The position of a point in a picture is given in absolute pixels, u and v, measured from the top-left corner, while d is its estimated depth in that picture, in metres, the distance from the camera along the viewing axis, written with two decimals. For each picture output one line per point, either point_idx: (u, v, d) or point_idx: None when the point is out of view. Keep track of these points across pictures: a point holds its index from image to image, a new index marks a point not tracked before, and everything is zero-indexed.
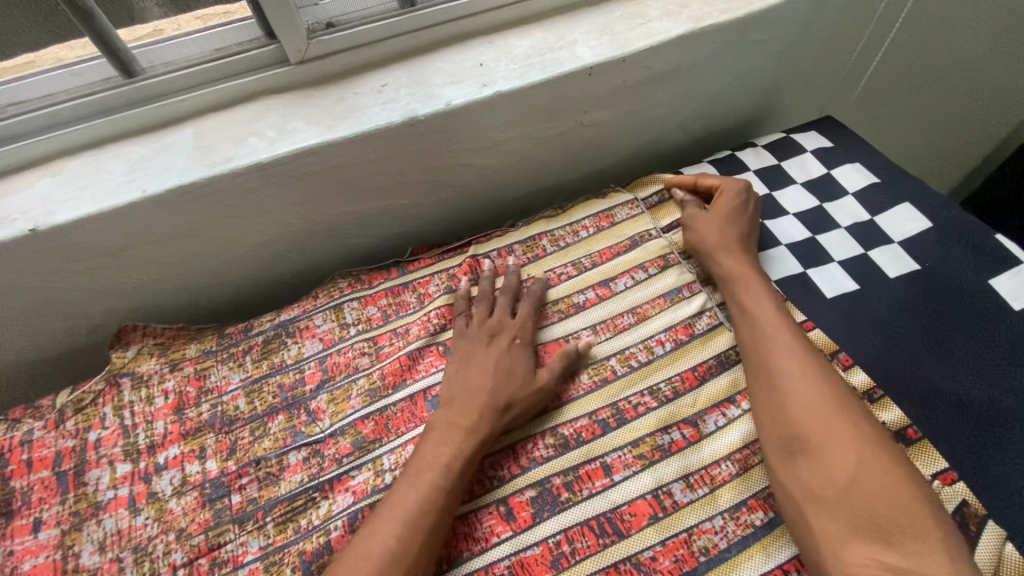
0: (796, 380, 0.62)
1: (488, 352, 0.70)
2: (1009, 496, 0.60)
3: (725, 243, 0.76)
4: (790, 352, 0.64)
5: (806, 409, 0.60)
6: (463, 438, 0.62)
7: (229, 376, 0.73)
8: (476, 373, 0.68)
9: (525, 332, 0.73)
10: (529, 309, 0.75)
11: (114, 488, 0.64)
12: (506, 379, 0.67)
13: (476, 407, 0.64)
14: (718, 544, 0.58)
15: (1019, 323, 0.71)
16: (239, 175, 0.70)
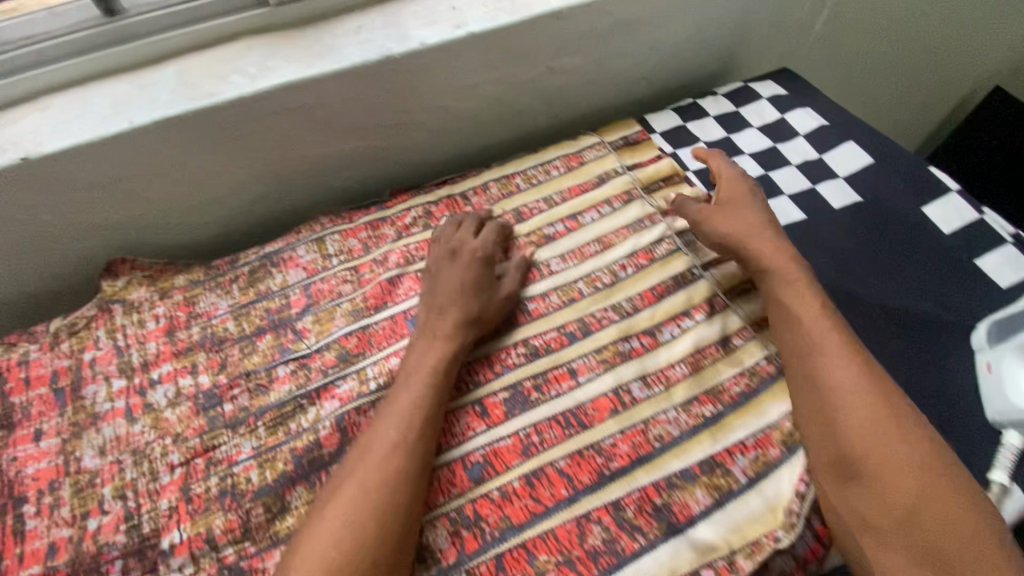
0: (852, 399, 0.58)
1: (456, 267, 0.76)
2: (922, 386, 0.68)
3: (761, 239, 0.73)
4: (845, 368, 0.60)
5: (865, 431, 0.56)
6: (446, 342, 0.69)
7: (217, 302, 0.77)
8: (451, 288, 0.73)
9: (488, 250, 0.78)
10: (492, 232, 0.80)
11: (111, 401, 0.68)
12: (478, 289, 0.74)
13: (452, 315, 0.71)
14: (671, 432, 0.66)
15: (945, 244, 0.79)
16: (223, 109, 0.74)
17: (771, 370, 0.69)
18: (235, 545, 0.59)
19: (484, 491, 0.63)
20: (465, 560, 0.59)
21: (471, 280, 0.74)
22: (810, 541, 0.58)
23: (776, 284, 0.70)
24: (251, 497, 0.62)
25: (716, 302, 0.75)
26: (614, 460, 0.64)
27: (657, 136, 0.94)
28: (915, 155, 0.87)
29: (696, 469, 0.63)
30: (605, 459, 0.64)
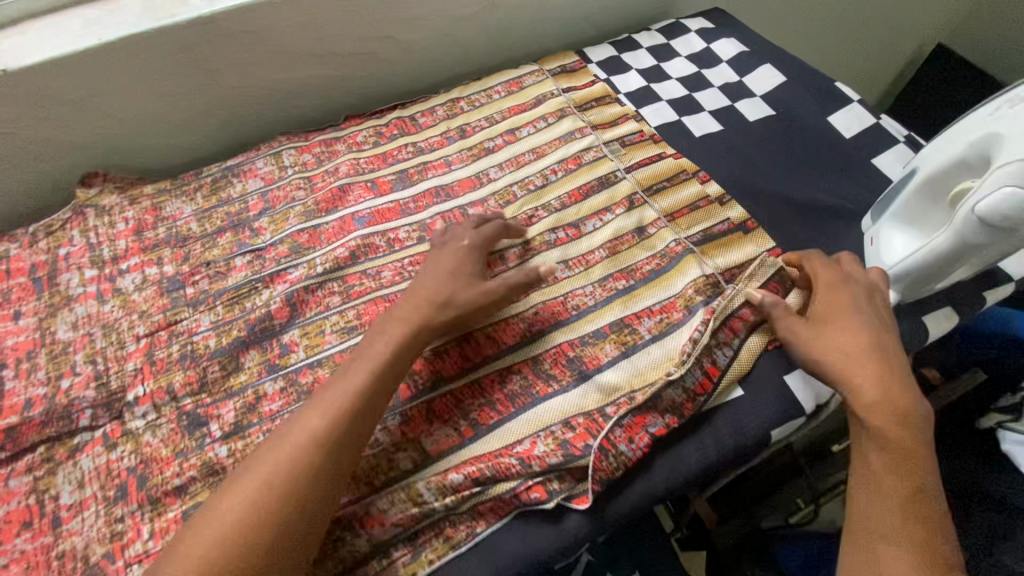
0: (904, 473, 0.53)
1: (442, 258, 0.70)
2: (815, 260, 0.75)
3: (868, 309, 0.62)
4: (912, 451, 0.54)
5: (903, 505, 0.52)
6: (400, 328, 0.62)
7: (182, 207, 0.84)
8: (428, 275, 0.68)
9: (477, 241, 0.72)
10: (493, 230, 0.74)
11: (84, 286, 0.76)
12: (455, 277, 0.67)
13: (417, 303, 0.64)
14: (587, 302, 0.73)
15: (846, 146, 0.87)
16: (184, 28, 0.81)
17: (679, 251, 0.76)
18: (192, 396, 0.67)
19: (417, 353, 0.69)
20: (398, 405, 0.65)
21: (450, 266, 0.68)
22: (700, 377, 0.64)
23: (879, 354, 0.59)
24: (208, 358, 0.69)
25: (635, 199, 0.82)
26: (536, 325, 0.72)
27: (594, 66, 1.02)
28: (824, 75, 0.96)
29: (607, 330, 0.70)
30: (528, 325, 0.71)
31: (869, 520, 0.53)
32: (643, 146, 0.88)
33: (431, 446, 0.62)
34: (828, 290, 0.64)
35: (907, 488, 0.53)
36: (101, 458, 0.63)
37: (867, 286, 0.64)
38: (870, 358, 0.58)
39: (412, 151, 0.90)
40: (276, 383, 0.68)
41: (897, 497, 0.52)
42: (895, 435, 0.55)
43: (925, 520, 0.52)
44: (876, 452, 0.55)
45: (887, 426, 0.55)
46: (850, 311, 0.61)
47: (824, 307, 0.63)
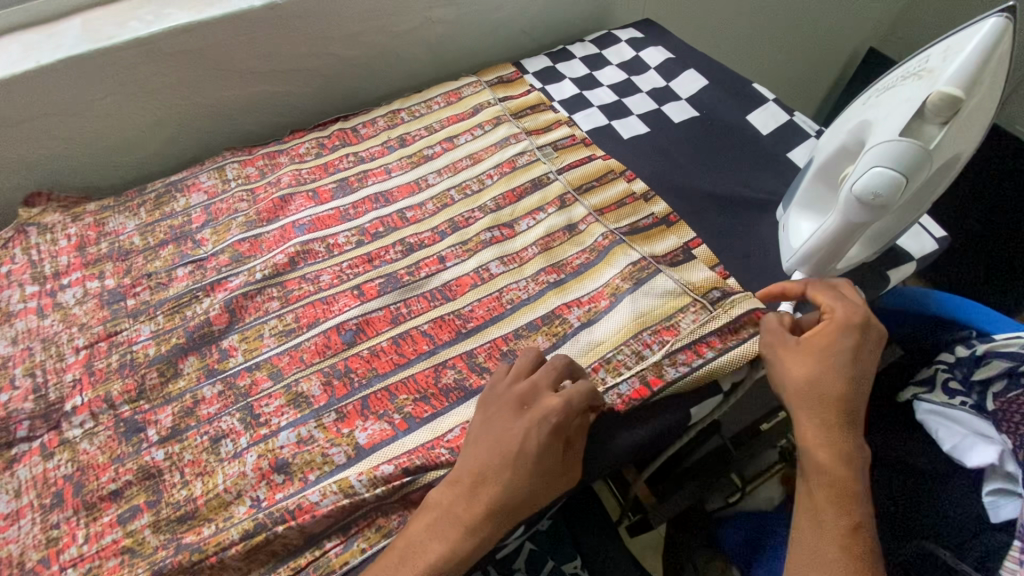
0: (840, 507, 0.53)
1: (523, 433, 0.54)
2: (739, 252, 0.79)
3: (859, 356, 0.56)
4: (850, 488, 0.53)
5: (839, 537, 0.51)
6: (460, 537, 0.52)
7: (125, 222, 0.86)
8: (504, 455, 0.54)
9: (569, 418, 0.55)
10: (586, 387, 0.57)
11: (25, 301, 0.78)
12: (536, 474, 0.53)
13: (485, 502, 0.53)
14: (521, 297, 0.75)
15: (763, 143, 0.92)
16: (122, 49, 0.84)
17: (608, 244, 0.79)
18: (130, 403, 0.68)
19: (354, 351, 0.71)
20: (334, 402, 0.67)
21: (532, 455, 0.53)
22: (635, 384, 0.65)
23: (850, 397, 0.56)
24: (146, 365, 0.71)
25: (566, 198, 0.85)
26: (471, 322, 0.73)
27: (530, 76, 1.06)
28: (742, 77, 1.03)
29: (539, 322, 0.72)
30: (463, 321, 0.73)
31: (809, 546, 0.52)
32: (575, 149, 0.92)
33: (364, 440, 0.63)
34: (834, 328, 0.58)
35: (847, 523, 0.52)
36: (38, 467, 0.65)
37: (873, 327, 0.58)
38: (834, 402, 0.55)
39: (354, 160, 0.93)
40: (214, 386, 0.69)
41: (836, 531, 0.52)
42: (838, 474, 0.53)
43: (860, 556, 0.51)
44: (820, 486, 0.54)
45: (830, 467, 0.54)
46: (839, 354, 0.56)
47: (810, 343, 0.58)
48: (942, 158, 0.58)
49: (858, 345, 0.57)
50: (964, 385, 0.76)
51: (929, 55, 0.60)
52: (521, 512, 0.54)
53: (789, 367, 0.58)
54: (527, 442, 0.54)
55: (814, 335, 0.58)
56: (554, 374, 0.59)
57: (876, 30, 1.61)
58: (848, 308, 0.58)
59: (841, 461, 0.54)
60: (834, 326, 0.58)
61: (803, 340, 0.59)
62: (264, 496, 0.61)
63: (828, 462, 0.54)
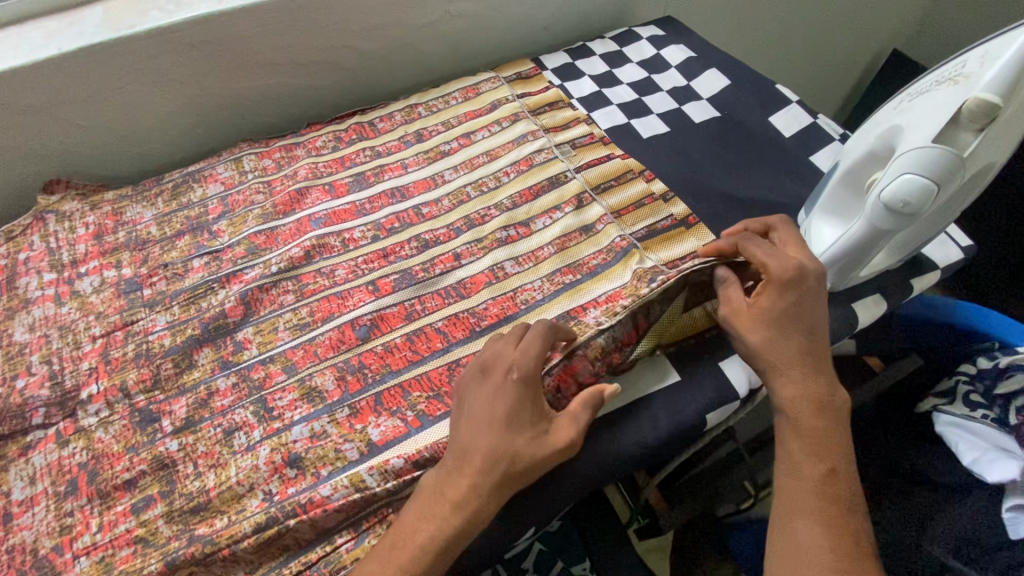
0: (815, 454, 0.54)
1: (491, 394, 0.56)
2: None
3: (809, 310, 0.58)
4: (820, 434, 0.54)
5: (817, 481, 0.52)
6: (448, 513, 0.52)
7: (143, 212, 0.87)
8: (479, 423, 0.54)
9: (531, 368, 0.56)
10: (541, 333, 0.58)
11: (42, 289, 0.79)
12: (512, 430, 0.54)
13: (470, 474, 0.53)
14: (536, 297, 0.74)
15: (784, 145, 0.91)
16: (142, 39, 0.84)
17: (624, 246, 0.77)
18: (146, 393, 0.69)
19: (368, 347, 0.71)
20: (348, 398, 0.67)
21: (501, 413, 0.54)
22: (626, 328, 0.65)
23: (812, 350, 0.57)
24: (162, 355, 0.71)
25: (583, 197, 0.84)
26: (486, 319, 0.73)
27: (548, 72, 1.05)
28: (764, 78, 1.01)
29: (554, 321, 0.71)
30: (478, 319, 0.73)
31: (787, 497, 0.53)
32: (593, 148, 0.90)
33: (376, 436, 0.63)
34: (775, 287, 0.58)
35: (823, 471, 0.53)
36: (53, 455, 0.65)
37: (815, 276, 0.59)
38: (795, 356, 0.57)
39: (370, 154, 0.93)
40: (228, 378, 0.69)
41: (813, 478, 0.52)
42: (810, 424, 0.55)
43: (838, 497, 0.52)
44: (795, 436, 0.55)
45: (803, 416, 0.55)
46: (793, 313, 0.58)
47: (769, 306, 0.58)
48: (974, 166, 0.56)
49: (802, 300, 0.58)
50: (986, 399, 0.76)
51: (966, 60, 0.58)
52: (514, 483, 0.54)
53: (741, 330, 0.59)
54: (496, 403, 0.55)
55: (762, 293, 0.59)
56: (514, 334, 0.60)
57: (900, 32, 1.57)
58: (789, 263, 0.59)
59: (813, 412, 0.55)
60: (772, 286, 0.59)
61: (753, 301, 0.60)
62: (276, 490, 0.61)
63: (799, 415, 0.55)
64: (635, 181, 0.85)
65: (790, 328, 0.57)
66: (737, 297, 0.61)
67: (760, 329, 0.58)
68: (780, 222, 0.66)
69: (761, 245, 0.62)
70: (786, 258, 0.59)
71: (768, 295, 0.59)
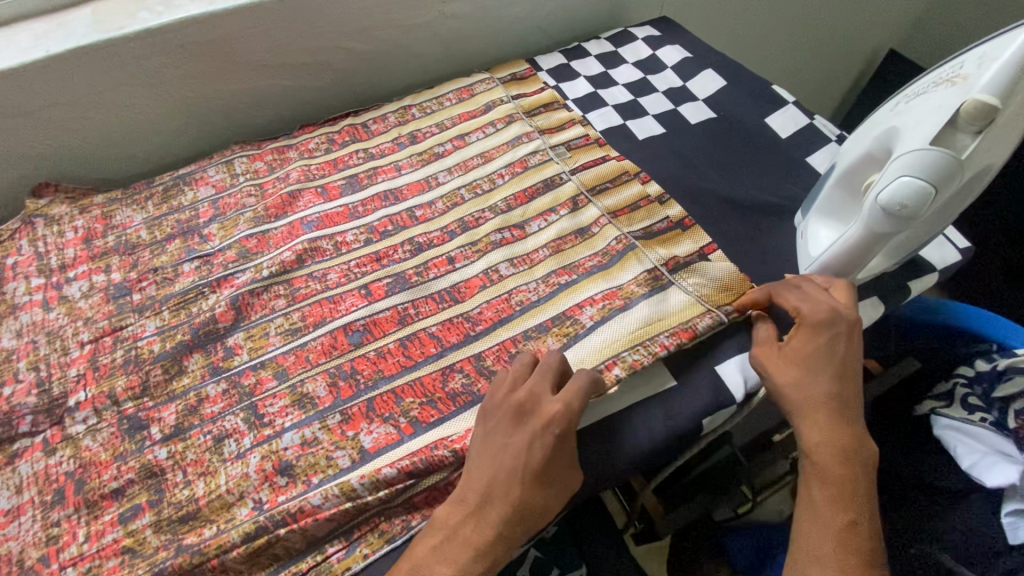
0: (837, 502, 0.53)
1: (526, 445, 0.54)
2: (757, 258, 0.77)
3: (839, 356, 0.58)
4: (845, 483, 0.53)
5: (837, 530, 0.52)
6: (470, 560, 0.51)
7: (132, 216, 0.86)
8: (510, 472, 0.53)
9: (571, 423, 0.55)
10: (585, 386, 0.57)
11: (30, 294, 0.78)
12: (544, 481, 0.53)
13: (496, 522, 0.52)
14: (531, 299, 0.74)
15: (782, 146, 0.90)
16: (131, 41, 0.83)
17: (620, 248, 0.76)
18: (134, 400, 0.68)
19: (361, 352, 0.70)
20: (339, 404, 0.66)
21: (538, 466, 0.53)
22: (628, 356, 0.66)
23: (841, 396, 0.57)
24: (151, 361, 0.70)
25: (579, 200, 0.83)
26: (480, 324, 0.72)
27: (543, 73, 1.04)
28: (761, 78, 1.00)
29: (549, 323, 0.70)
30: (472, 324, 0.72)
31: (809, 544, 0.52)
32: (589, 149, 0.90)
33: (368, 443, 0.62)
34: (807, 330, 0.60)
35: (845, 521, 0.52)
36: (40, 464, 0.64)
37: (847, 322, 0.59)
38: (823, 400, 0.56)
39: (363, 156, 0.92)
40: (219, 384, 0.68)
41: (835, 527, 0.52)
42: (836, 472, 0.54)
43: (860, 550, 0.51)
44: (818, 482, 0.54)
45: (828, 461, 0.54)
46: (823, 360, 0.58)
47: (801, 349, 0.59)
48: (973, 169, 0.56)
49: (835, 345, 0.58)
50: (985, 402, 0.75)
51: (964, 60, 0.57)
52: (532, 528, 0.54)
53: (772, 371, 0.59)
54: (531, 455, 0.53)
55: (793, 338, 0.60)
56: (550, 380, 0.59)
57: (896, 33, 1.57)
58: (821, 306, 0.60)
59: (839, 459, 0.54)
60: (805, 329, 0.60)
61: (784, 345, 0.60)
62: (266, 498, 0.60)
63: (825, 462, 0.54)
64: (632, 181, 0.85)
65: (818, 373, 0.57)
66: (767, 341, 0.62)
67: (789, 373, 0.58)
68: (805, 281, 0.65)
69: (793, 293, 0.63)
70: (819, 301, 0.61)
71: (800, 338, 0.60)
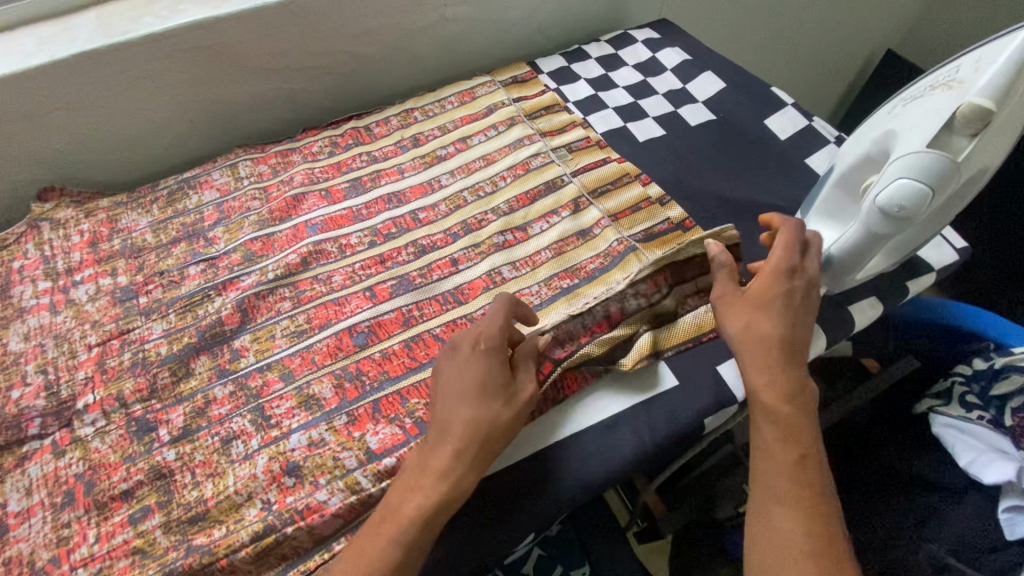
0: (787, 440, 0.53)
1: (460, 366, 0.56)
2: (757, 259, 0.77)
3: (790, 301, 0.59)
4: (794, 420, 0.54)
5: (788, 467, 0.52)
6: (434, 483, 0.52)
7: (138, 219, 0.86)
8: (452, 394, 0.55)
9: (496, 337, 0.57)
10: (506, 305, 0.60)
11: (37, 297, 0.78)
12: (485, 395, 0.54)
13: (451, 442, 0.53)
14: (533, 301, 0.74)
15: (781, 148, 0.91)
16: (136, 45, 0.83)
17: (621, 250, 0.77)
18: (142, 402, 0.68)
19: (366, 354, 0.71)
20: (346, 405, 0.66)
21: (472, 381, 0.55)
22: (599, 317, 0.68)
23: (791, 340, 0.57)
24: (158, 364, 0.71)
25: (580, 202, 0.84)
26: None
27: (544, 76, 1.05)
28: (760, 80, 1.01)
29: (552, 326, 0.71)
30: None
31: (765, 484, 0.52)
32: (590, 151, 0.90)
33: (375, 444, 0.63)
34: (766, 276, 0.60)
35: (794, 457, 0.52)
36: (49, 465, 0.65)
37: (803, 274, 0.61)
38: (775, 342, 0.57)
39: (367, 159, 0.93)
40: (226, 387, 0.69)
41: (785, 464, 0.52)
42: (784, 411, 0.54)
43: (811, 483, 0.51)
44: (767, 422, 0.55)
45: (776, 401, 0.55)
46: (775, 305, 0.58)
47: (754, 296, 0.60)
48: (969, 170, 0.57)
49: (795, 292, 0.59)
50: (982, 400, 0.76)
51: (960, 65, 0.58)
52: (491, 447, 0.54)
53: (727, 318, 0.60)
54: (464, 374, 0.55)
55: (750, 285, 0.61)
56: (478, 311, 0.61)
57: (894, 34, 1.58)
58: (784, 253, 0.61)
59: (785, 399, 0.55)
60: (766, 274, 0.60)
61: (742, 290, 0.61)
62: (275, 499, 0.60)
63: (772, 402, 0.55)
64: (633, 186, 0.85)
65: (771, 315, 0.58)
66: (727, 287, 0.63)
67: (741, 318, 0.59)
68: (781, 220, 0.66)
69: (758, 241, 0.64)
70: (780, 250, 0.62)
71: (753, 286, 0.60)
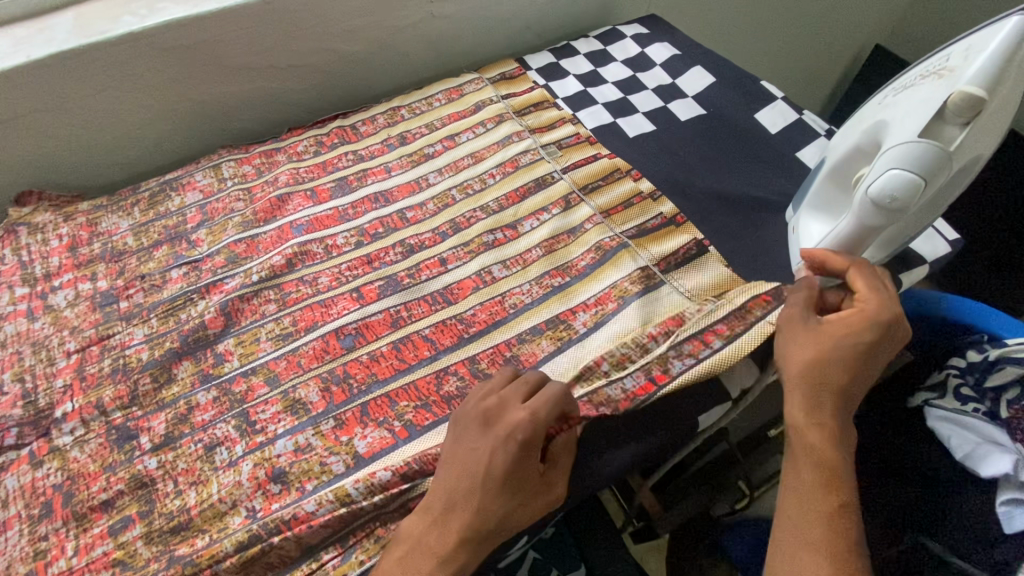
0: (826, 487, 0.51)
1: (489, 450, 0.53)
2: (750, 254, 0.76)
3: (867, 349, 0.54)
4: (836, 468, 0.51)
5: (825, 516, 0.50)
6: (433, 569, 0.50)
7: (118, 222, 0.85)
8: (473, 477, 0.52)
9: (535, 432, 0.53)
10: (554, 392, 0.55)
11: (14, 304, 0.76)
12: (507, 492, 0.52)
13: (457, 530, 0.51)
14: (524, 301, 0.73)
15: (772, 142, 0.90)
16: (115, 45, 0.82)
17: (613, 246, 0.76)
18: (123, 409, 0.67)
19: (353, 356, 0.69)
20: (332, 409, 0.65)
21: (500, 475, 0.52)
22: (641, 381, 0.62)
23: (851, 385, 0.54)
24: (139, 370, 0.69)
25: (571, 198, 0.83)
26: (473, 326, 0.71)
27: (533, 73, 1.04)
28: (750, 74, 1.00)
29: (543, 326, 0.70)
30: (465, 326, 0.71)
31: (796, 527, 0.50)
32: (580, 148, 0.89)
33: (363, 448, 0.61)
34: (859, 318, 0.55)
35: (833, 506, 0.50)
36: (26, 476, 0.63)
37: (900, 329, 0.56)
38: (835, 386, 0.53)
39: (353, 159, 0.91)
40: (209, 392, 0.67)
41: (822, 511, 0.50)
42: (827, 454, 0.52)
43: (846, 535, 0.49)
44: (807, 462, 0.52)
45: (821, 444, 0.52)
46: (852, 349, 0.54)
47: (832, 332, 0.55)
48: (961, 160, 0.56)
49: (879, 346, 0.54)
50: (976, 392, 0.75)
51: (950, 53, 0.58)
52: (495, 539, 0.52)
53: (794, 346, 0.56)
54: (492, 462, 0.52)
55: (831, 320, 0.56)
56: (524, 387, 0.57)
57: (880, 27, 1.58)
58: (884, 306, 0.55)
59: (830, 442, 0.52)
60: (857, 317, 0.55)
61: (820, 323, 0.56)
62: (260, 506, 0.59)
63: (817, 445, 0.52)
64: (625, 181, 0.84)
65: (842, 359, 0.54)
66: (801, 316, 0.58)
67: (810, 353, 0.54)
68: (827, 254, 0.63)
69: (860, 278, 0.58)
70: (882, 299, 0.56)
71: (833, 322, 0.56)
